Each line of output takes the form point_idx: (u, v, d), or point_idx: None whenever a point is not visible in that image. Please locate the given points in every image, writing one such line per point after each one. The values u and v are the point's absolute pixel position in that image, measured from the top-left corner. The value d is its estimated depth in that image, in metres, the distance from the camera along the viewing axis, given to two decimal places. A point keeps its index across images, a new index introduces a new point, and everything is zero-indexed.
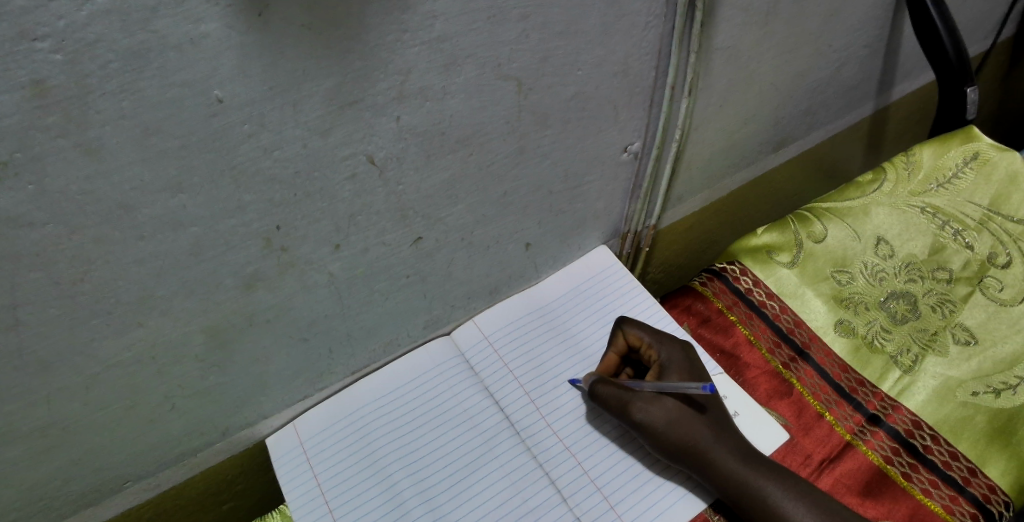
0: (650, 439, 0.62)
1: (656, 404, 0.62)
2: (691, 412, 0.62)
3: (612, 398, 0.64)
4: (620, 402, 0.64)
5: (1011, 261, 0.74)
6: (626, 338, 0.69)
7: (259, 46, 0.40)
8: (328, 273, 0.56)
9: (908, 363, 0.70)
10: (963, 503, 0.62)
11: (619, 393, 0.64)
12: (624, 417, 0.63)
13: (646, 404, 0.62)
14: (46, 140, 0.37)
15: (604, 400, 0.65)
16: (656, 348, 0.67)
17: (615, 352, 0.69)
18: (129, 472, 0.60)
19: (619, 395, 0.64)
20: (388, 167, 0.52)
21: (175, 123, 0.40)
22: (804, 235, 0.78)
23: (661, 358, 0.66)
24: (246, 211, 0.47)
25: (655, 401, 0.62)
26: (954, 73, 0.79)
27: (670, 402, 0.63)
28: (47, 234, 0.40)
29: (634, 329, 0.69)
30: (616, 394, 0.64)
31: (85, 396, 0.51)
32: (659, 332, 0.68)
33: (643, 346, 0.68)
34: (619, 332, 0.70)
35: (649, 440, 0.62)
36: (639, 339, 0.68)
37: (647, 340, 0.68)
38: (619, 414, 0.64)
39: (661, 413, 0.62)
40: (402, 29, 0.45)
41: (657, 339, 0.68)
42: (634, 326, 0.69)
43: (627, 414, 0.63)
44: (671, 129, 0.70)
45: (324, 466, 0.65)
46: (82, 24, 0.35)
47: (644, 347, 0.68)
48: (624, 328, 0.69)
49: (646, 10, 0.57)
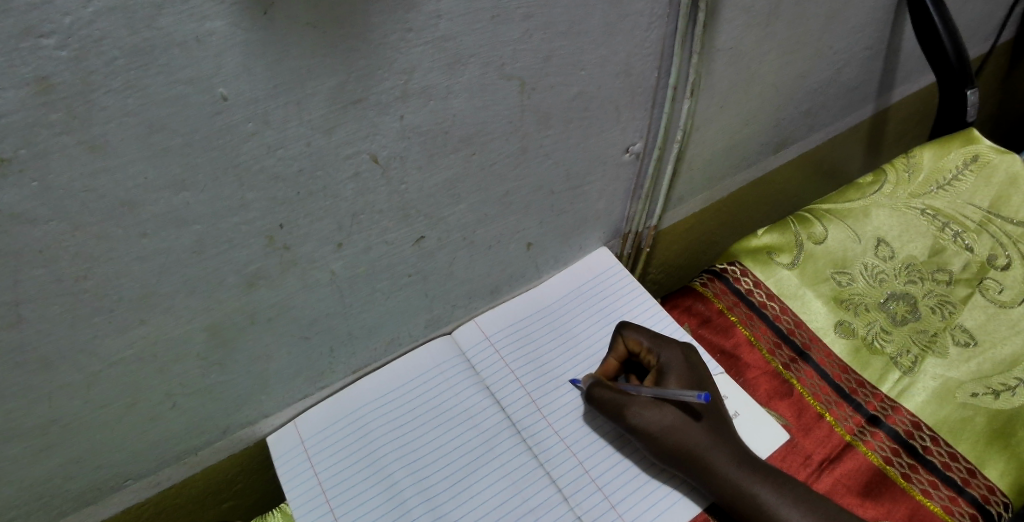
0: (646, 443, 0.62)
1: (652, 409, 0.62)
2: (689, 414, 0.63)
3: (608, 402, 0.64)
4: (616, 405, 0.64)
5: (1011, 263, 0.74)
6: (626, 343, 0.69)
7: (264, 44, 0.40)
8: (330, 270, 0.56)
9: (908, 363, 0.71)
10: (963, 503, 0.62)
11: (616, 398, 0.64)
12: (620, 421, 0.63)
13: (642, 409, 0.62)
14: (50, 137, 0.37)
15: (601, 404, 0.65)
16: (655, 352, 0.67)
17: (615, 357, 0.69)
18: (129, 471, 0.60)
19: (615, 400, 0.64)
20: (392, 165, 0.52)
21: (180, 120, 0.40)
22: (805, 235, 0.78)
23: (660, 362, 0.67)
24: (249, 208, 0.47)
25: (652, 406, 0.63)
26: (954, 76, 0.80)
27: (667, 407, 0.63)
28: (51, 231, 0.40)
29: (633, 333, 0.69)
30: (613, 398, 0.64)
31: (86, 394, 0.50)
32: (657, 336, 0.69)
33: (642, 351, 0.68)
34: (619, 338, 0.69)
35: (647, 444, 0.62)
36: (639, 343, 0.68)
37: (646, 345, 0.68)
38: (616, 419, 0.64)
39: (656, 419, 0.62)
40: (407, 28, 0.45)
41: (656, 343, 0.68)
42: (632, 331, 0.69)
43: (623, 418, 0.63)
44: (673, 129, 0.70)
45: (325, 464, 0.65)
46: (88, 20, 0.35)
47: (643, 352, 0.69)
48: (623, 334, 0.69)
49: (649, 11, 0.57)
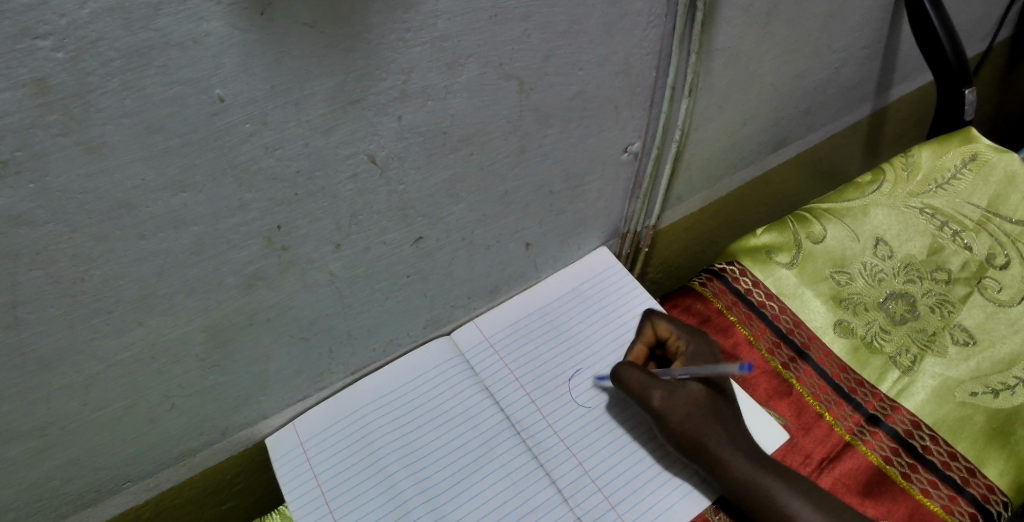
0: (664, 430, 0.63)
1: (676, 394, 0.62)
2: (710, 402, 0.63)
3: (635, 383, 0.64)
4: (643, 388, 0.63)
5: (1009, 262, 0.74)
6: (655, 329, 0.70)
7: (263, 44, 0.40)
8: (328, 271, 0.56)
9: (907, 363, 0.71)
10: (963, 503, 0.63)
11: (644, 379, 0.64)
12: (645, 403, 0.63)
13: (669, 393, 0.62)
14: (47, 138, 0.37)
15: (628, 385, 0.64)
16: (684, 339, 0.68)
17: (643, 343, 0.70)
18: (127, 473, 0.59)
19: (644, 380, 0.64)
20: (390, 166, 0.51)
21: (178, 121, 0.40)
22: (803, 235, 0.78)
23: (689, 349, 0.67)
24: (248, 209, 0.47)
25: (677, 391, 0.63)
26: (952, 77, 0.80)
27: (692, 390, 0.63)
28: (48, 233, 0.40)
29: (664, 321, 0.70)
30: (641, 379, 0.64)
31: (85, 395, 0.50)
32: (687, 324, 0.69)
33: (671, 337, 0.69)
34: (647, 324, 0.71)
35: (663, 430, 0.63)
36: (668, 330, 0.69)
37: (676, 331, 0.69)
38: (641, 400, 0.63)
39: (680, 404, 0.62)
40: (405, 28, 0.45)
41: (686, 330, 0.69)
42: (664, 318, 0.70)
43: (648, 401, 0.63)
44: (671, 129, 0.70)
45: (324, 466, 0.65)
46: (85, 21, 0.35)
47: (672, 339, 0.69)
48: (653, 320, 0.71)
49: (647, 11, 0.57)
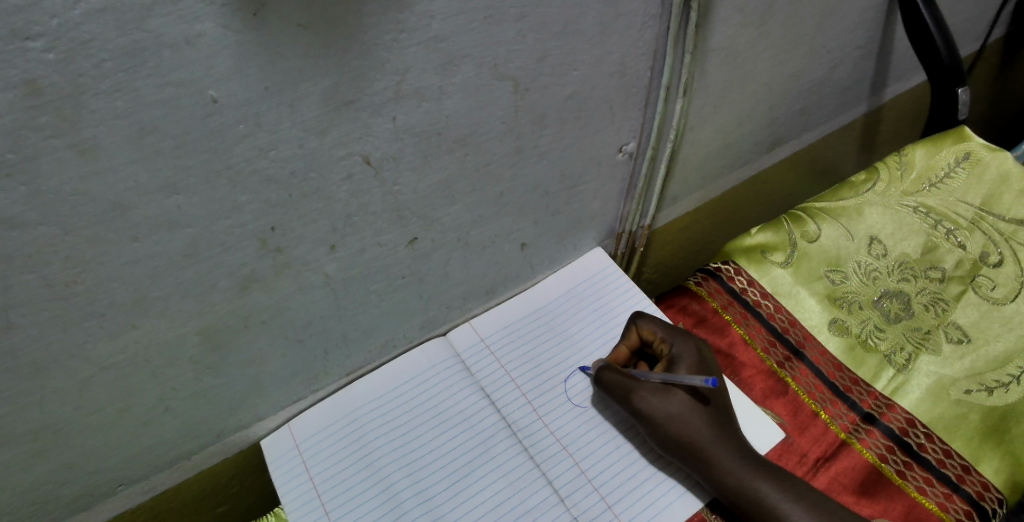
0: (649, 429, 0.63)
1: (659, 396, 0.63)
2: (698, 403, 0.63)
3: (617, 384, 0.65)
4: (625, 389, 0.65)
5: (1003, 260, 0.74)
6: (639, 332, 0.70)
7: (256, 45, 0.40)
8: (324, 273, 0.56)
9: (902, 361, 0.71)
10: (958, 500, 0.63)
11: (624, 381, 0.65)
12: (626, 404, 0.64)
13: (650, 394, 0.63)
14: (38, 140, 0.37)
15: (609, 386, 0.66)
16: (668, 342, 0.68)
17: (626, 345, 0.70)
18: (122, 476, 0.59)
19: (623, 383, 0.65)
20: (386, 166, 0.51)
21: (171, 122, 0.40)
22: (798, 234, 0.78)
23: (672, 352, 0.67)
24: (242, 211, 0.47)
25: (660, 394, 0.63)
26: (944, 75, 0.80)
27: (675, 394, 0.63)
28: (41, 235, 0.40)
29: (648, 323, 0.69)
30: (621, 382, 0.65)
31: (78, 398, 0.50)
32: (673, 327, 0.69)
33: (655, 340, 0.69)
34: (633, 327, 0.70)
35: (649, 430, 0.63)
36: (652, 333, 0.69)
37: (660, 334, 0.68)
38: (623, 401, 0.65)
39: (662, 405, 0.62)
40: (400, 28, 0.44)
41: (671, 333, 0.68)
42: (647, 321, 0.69)
43: (630, 401, 0.64)
44: (667, 129, 0.70)
45: (321, 467, 0.65)
46: (77, 22, 0.34)
47: (656, 341, 0.69)
48: (637, 323, 0.70)
49: (642, 11, 0.57)
